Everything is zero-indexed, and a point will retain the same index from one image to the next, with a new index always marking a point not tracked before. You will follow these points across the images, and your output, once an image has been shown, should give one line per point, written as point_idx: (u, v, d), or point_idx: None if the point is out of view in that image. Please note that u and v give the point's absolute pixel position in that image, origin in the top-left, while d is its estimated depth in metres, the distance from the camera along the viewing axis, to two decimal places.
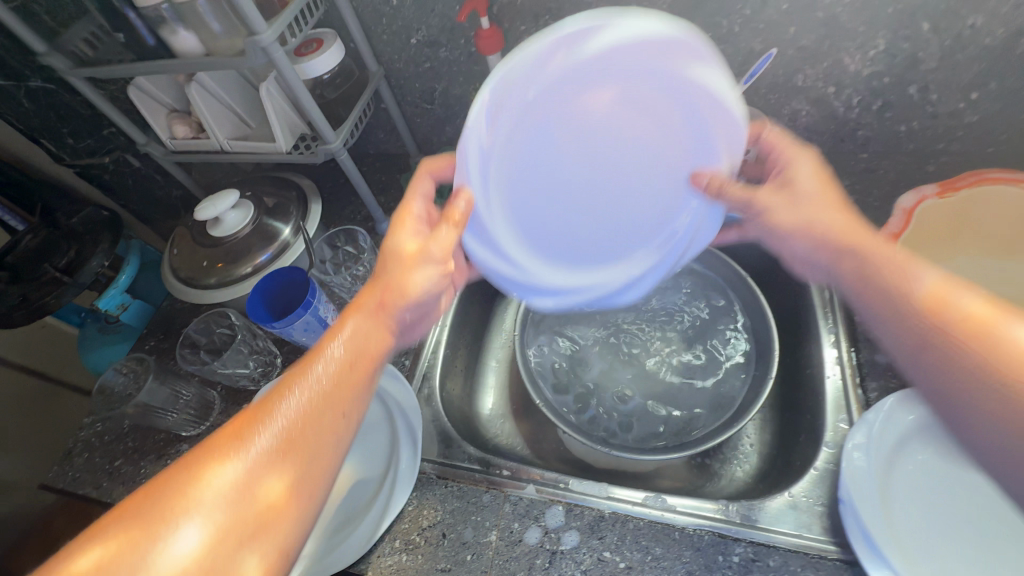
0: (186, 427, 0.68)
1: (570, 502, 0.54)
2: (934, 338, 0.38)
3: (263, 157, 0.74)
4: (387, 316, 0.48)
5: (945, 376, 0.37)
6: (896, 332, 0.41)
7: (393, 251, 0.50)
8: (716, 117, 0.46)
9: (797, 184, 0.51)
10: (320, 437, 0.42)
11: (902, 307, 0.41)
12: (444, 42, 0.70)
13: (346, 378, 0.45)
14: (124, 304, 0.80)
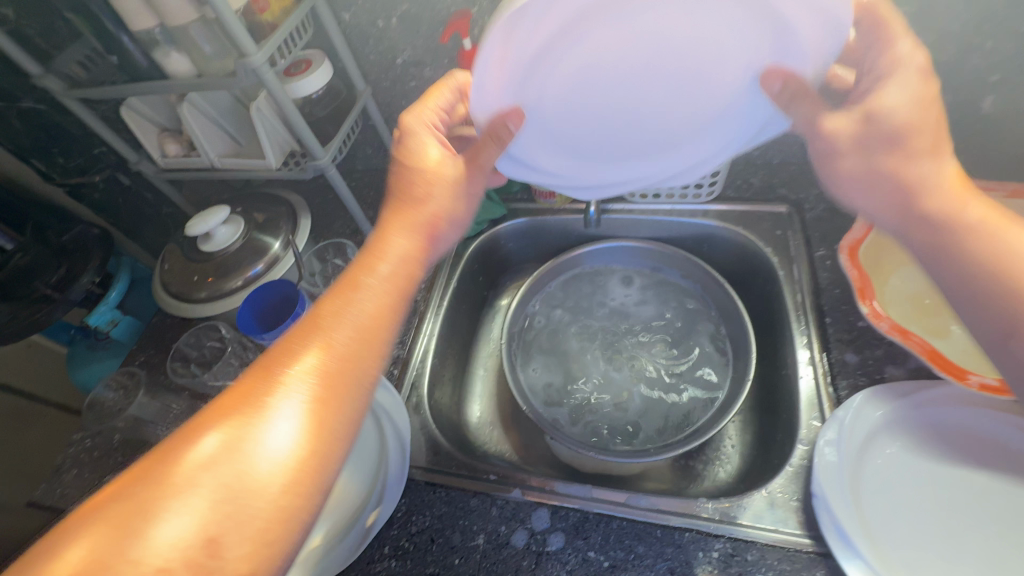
0: None
1: (556, 505, 0.56)
2: (1018, 319, 0.39)
3: (253, 174, 0.76)
4: (424, 233, 0.50)
5: (1002, 311, 0.40)
6: (949, 260, 0.44)
7: (419, 171, 0.51)
8: (804, 20, 0.40)
9: (895, 112, 0.44)
10: (377, 340, 0.43)
11: (957, 240, 0.43)
12: (429, 62, 0.73)
13: (391, 290, 0.46)
14: (114, 320, 0.81)
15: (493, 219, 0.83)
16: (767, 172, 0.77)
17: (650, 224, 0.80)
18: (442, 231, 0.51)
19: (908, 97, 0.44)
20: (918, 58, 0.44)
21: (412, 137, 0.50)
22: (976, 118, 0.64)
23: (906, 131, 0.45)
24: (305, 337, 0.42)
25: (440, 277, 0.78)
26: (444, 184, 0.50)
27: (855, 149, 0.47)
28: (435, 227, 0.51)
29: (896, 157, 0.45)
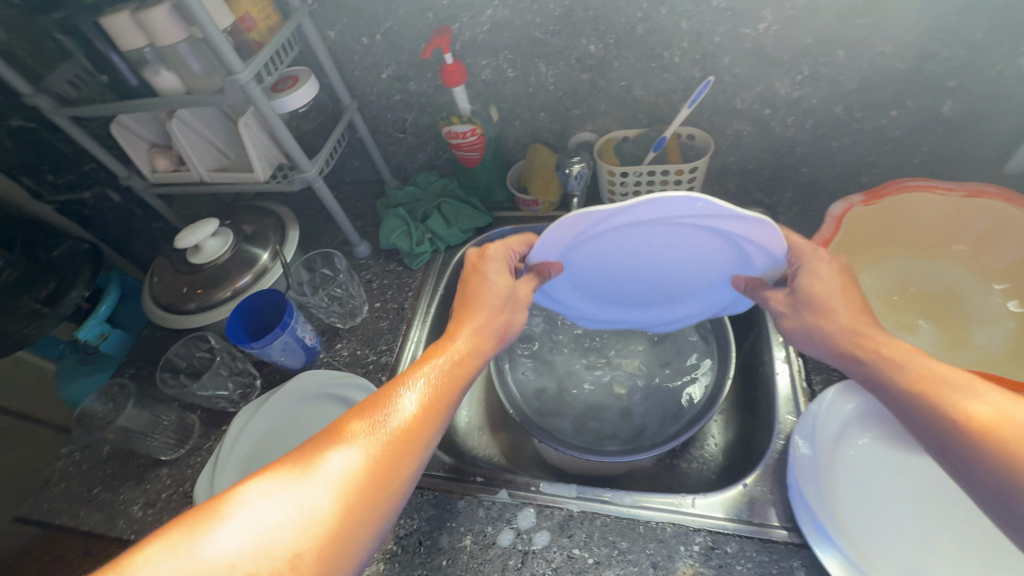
0: (166, 451, 0.69)
1: (541, 505, 0.57)
2: (960, 447, 0.36)
3: (241, 187, 0.77)
4: (486, 326, 0.53)
5: (930, 428, 0.38)
6: (885, 395, 0.42)
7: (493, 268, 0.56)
8: (745, 232, 0.48)
9: (821, 286, 0.49)
10: (431, 431, 0.45)
11: (886, 373, 0.43)
12: (413, 76, 0.76)
13: (452, 379, 0.48)
14: (103, 333, 0.82)
15: (479, 228, 0.85)
16: (742, 177, 0.80)
17: None
18: (501, 332, 0.54)
19: (818, 277, 0.49)
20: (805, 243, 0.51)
21: (490, 261, 0.56)
22: (937, 121, 0.67)
23: (824, 299, 0.48)
24: (373, 414, 0.44)
25: (427, 286, 0.80)
26: (507, 296, 0.54)
27: (791, 311, 0.50)
28: (496, 318, 0.54)
29: (824, 321, 0.48)
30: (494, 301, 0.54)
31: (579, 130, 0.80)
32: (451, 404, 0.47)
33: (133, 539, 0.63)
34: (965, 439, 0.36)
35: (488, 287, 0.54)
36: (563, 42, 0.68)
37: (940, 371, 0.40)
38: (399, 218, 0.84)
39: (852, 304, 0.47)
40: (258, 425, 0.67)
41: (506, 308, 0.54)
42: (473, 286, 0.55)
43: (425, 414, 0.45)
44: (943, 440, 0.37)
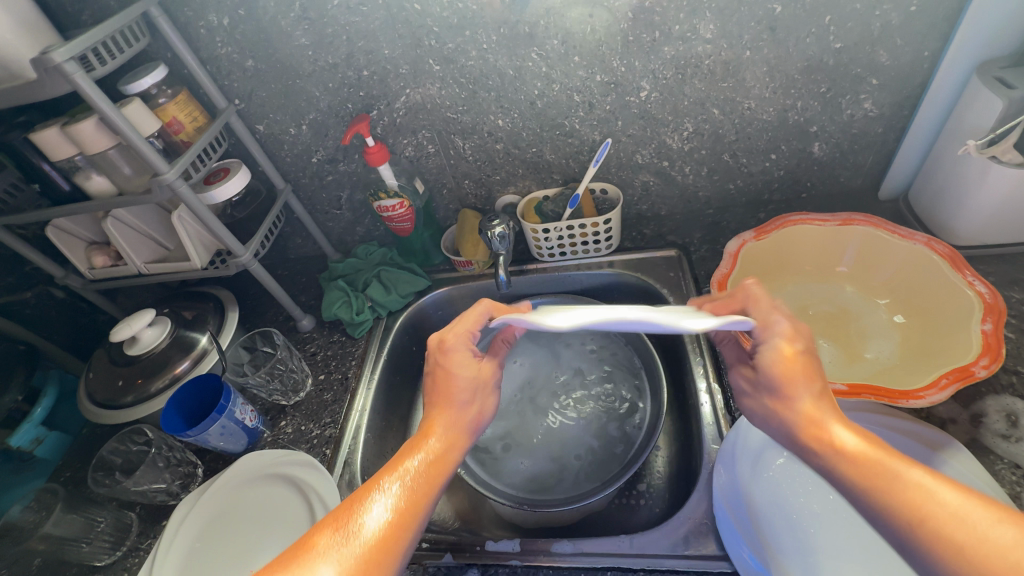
0: (100, 556, 0.66)
1: (485, 564, 0.57)
2: (921, 551, 0.33)
3: (179, 275, 0.80)
4: (458, 434, 0.51)
5: (895, 532, 0.35)
6: (846, 492, 0.38)
7: (451, 367, 0.53)
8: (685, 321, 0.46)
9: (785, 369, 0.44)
10: (401, 538, 0.42)
11: (836, 466, 0.39)
12: (341, 158, 0.82)
13: (427, 475, 0.46)
14: (39, 437, 0.81)
15: (418, 291, 0.88)
16: (657, 222, 0.87)
17: (561, 280, 0.87)
18: (472, 434, 0.52)
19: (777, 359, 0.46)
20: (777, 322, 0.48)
21: (452, 353, 0.54)
22: (812, 160, 0.76)
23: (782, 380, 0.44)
24: (339, 526, 0.42)
25: (370, 353, 0.82)
26: (474, 375, 0.53)
27: (754, 392, 0.47)
28: (467, 414, 0.52)
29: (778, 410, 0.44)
30: (461, 397, 0.52)
31: (503, 194, 0.86)
32: (424, 508, 0.45)
33: None
34: (919, 541, 0.34)
35: (454, 379, 0.53)
36: (473, 120, 0.75)
37: (886, 462, 0.37)
38: (339, 290, 0.87)
39: (809, 391, 0.43)
40: (200, 514, 0.66)
41: (474, 399, 0.53)
42: (439, 382, 0.53)
43: (395, 520, 0.43)
44: (898, 538, 0.35)
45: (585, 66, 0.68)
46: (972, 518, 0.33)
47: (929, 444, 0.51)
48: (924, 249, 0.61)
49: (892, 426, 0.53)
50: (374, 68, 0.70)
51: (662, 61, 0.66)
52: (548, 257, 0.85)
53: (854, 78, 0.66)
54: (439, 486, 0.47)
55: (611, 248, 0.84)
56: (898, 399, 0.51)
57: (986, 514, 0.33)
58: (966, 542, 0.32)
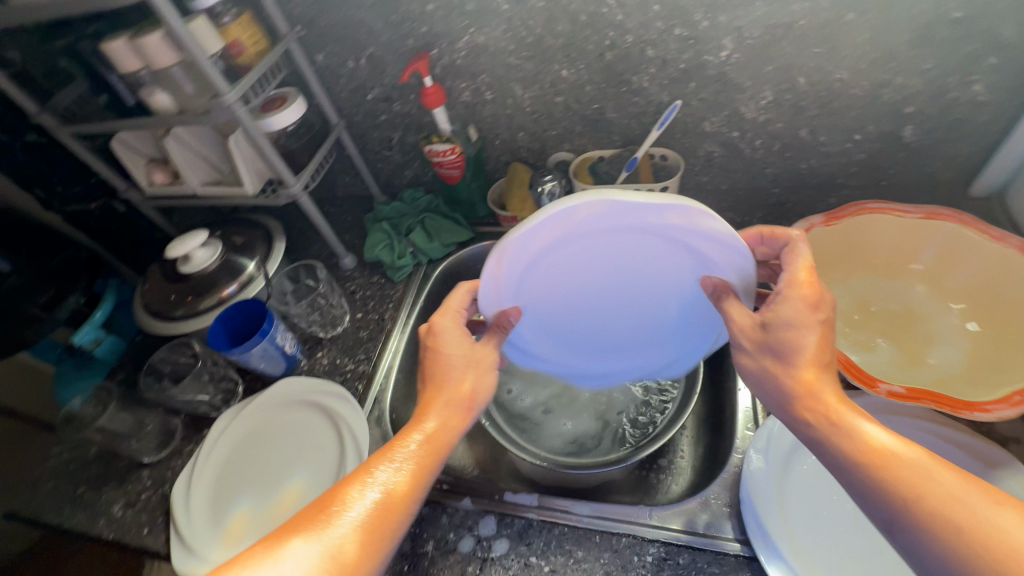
0: (148, 453, 0.72)
1: (502, 512, 0.58)
2: (914, 531, 0.33)
3: (231, 200, 0.81)
4: (456, 417, 0.50)
5: (882, 505, 0.35)
6: (838, 467, 0.38)
7: (441, 352, 0.53)
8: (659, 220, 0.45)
9: (800, 332, 0.43)
10: (394, 516, 0.42)
11: (834, 441, 0.39)
12: (396, 98, 0.80)
13: (421, 457, 0.46)
14: (97, 338, 0.86)
15: (460, 242, 0.88)
16: (716, 197, 0.82)
17: None
18: (470, 415, 0.51)
19: (789, 318, 0.44)
20: (791, 278, 0.45)
21: (441, 333, 0.54)
22: (899, 145, 0.69)
23: (790, 346, 0.43)
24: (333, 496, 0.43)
25: (408, 297, 0.83)
26: (467, 355, 0.53)
27: (755, 352, 0.46)
28: (464, 395, 0.51)
29: (783, 373, 0.43)
30: (453, 376, 0.51)
31: (556, 150, 0.83)
32: (418, 488, 0.45)
33: (112, 536, 0.65)
34: (913, 521, 0.34)
35: (445, 359, 0.53)
36: (536, 68, 0.71)
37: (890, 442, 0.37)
38: (383, 233, 0.88)
39: (815, 361, 0.42)
40: (241, 427, 0.70)
41: (468, 378, 0.52)
42: (432, 364, 0.53)
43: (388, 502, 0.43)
44: (890, 517, 0.35)
45: (665, 17, 0.62)
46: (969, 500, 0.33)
47: (984, 461, 0.48)
48: (1015, 254, 0.55)
49: (946, 437, 0.51)
50: (439, 3, 0.66)
51: (750, 19, 0.61)
52: None
53: (967, 56, 0.59)
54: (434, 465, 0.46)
55: None
56: (962, 411, 0.47)
57: (987, 499, 0.33)
58: (965, 524, 0.32)
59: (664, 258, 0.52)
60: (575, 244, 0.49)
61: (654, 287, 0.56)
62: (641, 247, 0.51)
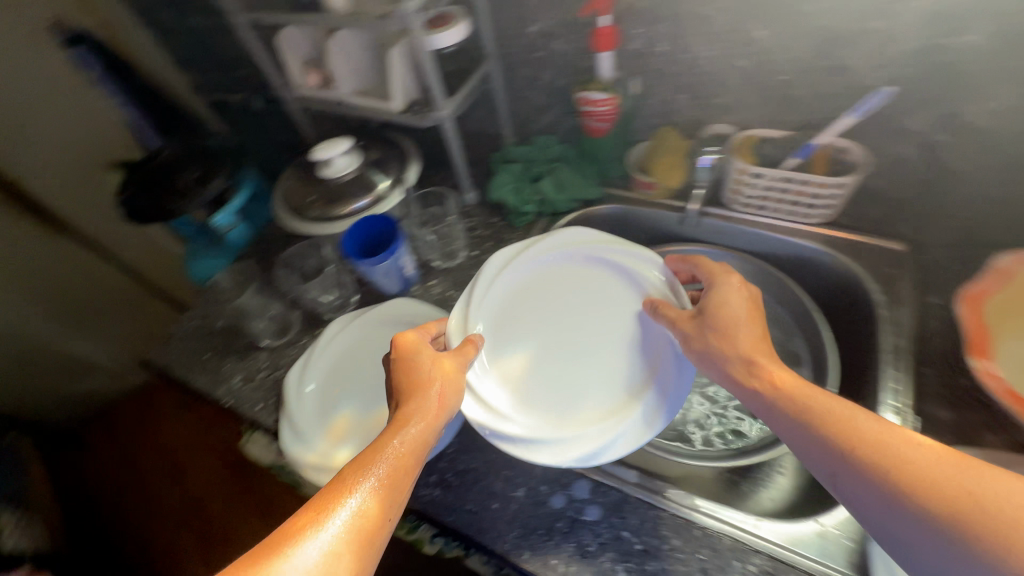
0: (268, 337, 0.77)
1: (599, 480, 0.57)
2: (856, 473, 0.39)
3: (375, 114, 0.82)
4: (426, 427, 0.51)
5: (822, 453, 0.41)
6: (789, 433, 0.44)
7: (410, 362, 0.55)
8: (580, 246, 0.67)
9: (729, 308, 0.54)
10: (385, 514, 0.44)
11: (779, 403, 0.46)
12: (560, 35, 0.75)
13: (403, 461, 0.48)
14: (233, 223, 0.94)
15: (587, 200, 0.85)
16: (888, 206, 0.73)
17: (747, 237, 0.77)
18: (440, 422, 0.52)
19: (732, 299, 0.55)
20: (713, 278, 0.58)
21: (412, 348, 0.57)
22: None
23: (724, 323, 0.53)
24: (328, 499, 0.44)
25: None
26: (435, 368, 0.54)
27: (697, 333, 0.54)
28: (432, 407, 0.52)
29: (725, 346, 0.52)
30: (427, 384, 0.53)
31: (716, 121, 0.75)
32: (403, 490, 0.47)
33: (231, 403, 0.72)
34: (852, 468, 0.39)
35: (417, 368, 0.55)
36: (730, 23, 0.63)
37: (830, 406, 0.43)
38: (511, 175, 0.85)
39: (749, 335, 0.52)
40: (350, 335, 0.73)
41: (443, 386, 0.54)
42: (406, 374, 0.55)
43: (379, 501, 0.44)
44: (834, 470, 0.40)
45: None
46: (898, 445, 0.38)
47: None
48: None
49: None
50: None
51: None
52: (742, 207, 0.76)
53: None
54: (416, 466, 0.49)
55: (822, 220, 0.72)
56: None
57: (909, 438, 0.38)
58: (896, 463, 0.37)
59: (610, 290, 0.65)
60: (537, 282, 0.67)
61: (613, 332, 0.62)
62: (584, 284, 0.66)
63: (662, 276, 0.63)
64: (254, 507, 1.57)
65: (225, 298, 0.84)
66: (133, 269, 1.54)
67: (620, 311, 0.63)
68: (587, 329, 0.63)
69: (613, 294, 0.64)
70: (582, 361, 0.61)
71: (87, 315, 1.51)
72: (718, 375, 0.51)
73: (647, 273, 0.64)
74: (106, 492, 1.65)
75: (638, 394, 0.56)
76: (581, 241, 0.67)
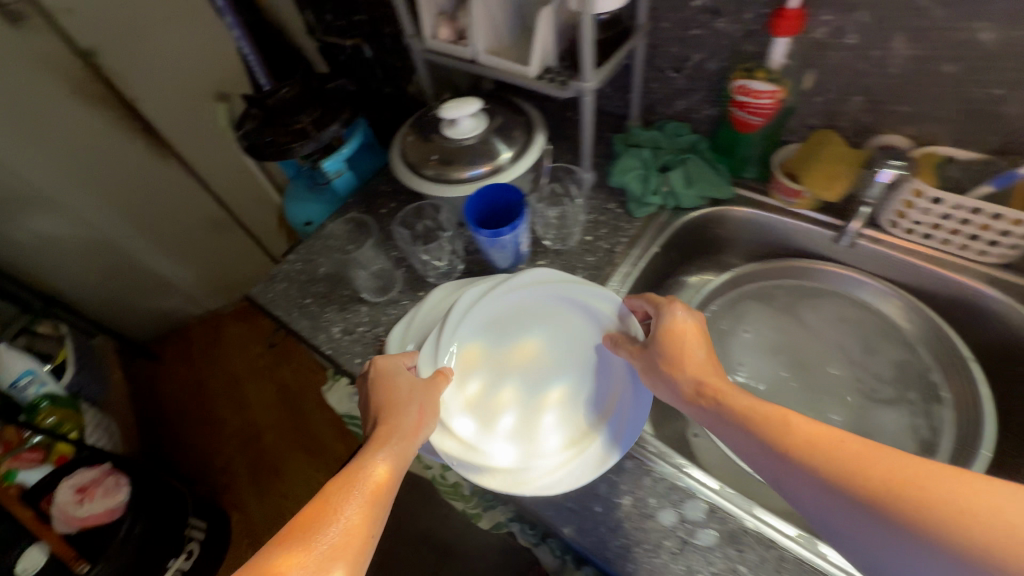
0: (371, 293, 0.77)
1: (715, 504, 0.53)
2: (803, 467, 0.42)
3: (507, 77, 0.77)
4: (405, 444, 0.55)
5: (767, 457, 0.45)
6: (738, 441, 0.48)
7: (386, 387, 0.59)
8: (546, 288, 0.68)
9: (677, 333, 0.56)
10: (363, 533, 0.46)
11: (726, 412, 0.50)
12: (727, 12, 0.67)
13: (377, 483, 0.50)
14: (340, 171, 0.93)
15: (715, 199, 0.79)
16: None
17: (898, 265, 0.70)
18: (417, 439, 0.56)
19: (682, 326, 0.57)
20: (660, 308, 0.59)
21: (391, 377, 0.60)
22: None
23: (671, 347, 0.56)
24: (306, 527, 0.46)
25: (644, 238, 0.77)
26: (415, 390, 0.59)
27: (646, 362, 0.58)
28: (405, 432, 0.55)
29: (673, 370, 0.55)
30: (403, 408, 0.57)
31: (885, 132, 0.66)
32: (379, 511, 0.49)
33: (330, 353, 0.72)
34: (797, 464, 0.43)
35: (395, 389, 0.58)
36: (950, 19, 0.54)
37: (773, 415, 0.47)
38: (637, 159, 0.80)
39: (698, 354, 0.55)
40: (459, 303, 0.71)
41: (419, 410, 0.57)
42: (382, 397, 0.58)
43: (356, 524, 0.47)
44: (780, 475, 0.44)
45: None
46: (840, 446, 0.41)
47: None
48: None
49: None
50: None
51: None
52: (900, 232, 0.68)
53: None
54: (392, 487, 0.51)
55: (1001, 260, 0.63)
56: None
57: (848, 437, 0.42)
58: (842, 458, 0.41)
59: (569, 322, 0.68)
60: (507, 321, 0.68)
61: (584, 372, 0.65)
62: (555, 325, 0.68)
63: (616, 313, 0.65)
64: (304, 444, 1.64)
65: (330, 247, 0.83)
66: (221, 198, 1.59)
67: (584, 346, 0.66)
68: (551, 361, 0.66)
69: (571, 327, 0.67)
70: (558, 395, 0.64)
71: (177, 236, 1.59)
72: (671, 396, 0.56)
73: (603, 308, 0.66)
74: (172, 404, 1.76)
75: (600, 422, 0.60)
76: (542, 279, 0.69)
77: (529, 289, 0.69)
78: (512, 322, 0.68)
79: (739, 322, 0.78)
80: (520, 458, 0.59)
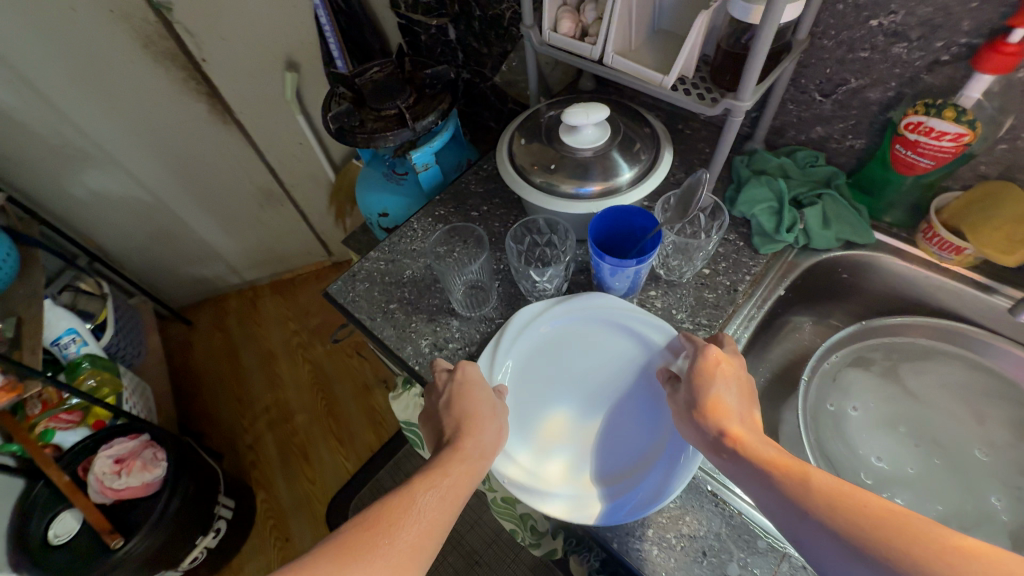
0: (463, 307, 0.71)
1: None
2: (827, 532, 0.38)
3: (635, 83, 0.69)
4: (481, 462, 0.51)
5: (786, 514, 0.41)
6: (758, 495, 0.44)
7: (467, 397, 0.55)
8: (599, 309, 0.65)
9: (713, 376, 0.52)
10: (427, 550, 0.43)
11: (749, 463, 0.45)
12: (912, 38, 0.59)
13: (451, 497, 0.47)
14: (427, 164, 0.85)
15: (849, 242, 0.71)
16: None
17: None
18: (494, 456, 0.53)
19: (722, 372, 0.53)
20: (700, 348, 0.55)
21: (473, 385, 0.56)
22: None
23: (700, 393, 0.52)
24: (374, 529, 0.43)
25: (768, 278, 0.70)
26: (498, 407, 0.55)
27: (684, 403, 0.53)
28: (484, 451, 0.52)
29: (699, 415, 0.51)
30: (484, 422, 0.53)
31: None
32: (445, 528, 0.46)
33: (419, 370, 0.66)
34: (822, 529, 0.39)
35: (478, 399, 0.55)
36: None
37: (800, 473, 0.42)
38: (766, 188, 0.72)
39: (727, 402, 0.51)
40: (558, 325, 0.65)
41: (499, 429, 0.54)
42: (462, 404, 0.54)
43: (422, 539, 0.44)
44: (800, 537, 0.40)
45: None
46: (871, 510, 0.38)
47: None
48: None
49: None
50: None
51: None
52: None
53: None
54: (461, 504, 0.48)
55: None
56: None
57: (881, 502, 0.38)
58: (873, 527, 0.37)
59: (618, 350, 0.63)
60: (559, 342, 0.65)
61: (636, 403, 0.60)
62: (607, 349, 0.64)
63: (667, 341, 0.62)
64: (335, 430, 1.60)
65: (418, 248, 0.77)
66: (276, 170, 1.51)
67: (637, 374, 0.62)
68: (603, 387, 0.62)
69: (620, 354, 0.63)
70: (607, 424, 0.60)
71: (226, 204, 1.54)
72: (699, 442, 0.51)
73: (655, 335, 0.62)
74: (203, 374, 1.73)
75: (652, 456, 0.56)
76: (594, 302, 0.65)
77: (582, 311, 0.65)
78: (563, 342, 0.65)
79: (848, 392, 0.72)
80: (568, 486, 0.56)
